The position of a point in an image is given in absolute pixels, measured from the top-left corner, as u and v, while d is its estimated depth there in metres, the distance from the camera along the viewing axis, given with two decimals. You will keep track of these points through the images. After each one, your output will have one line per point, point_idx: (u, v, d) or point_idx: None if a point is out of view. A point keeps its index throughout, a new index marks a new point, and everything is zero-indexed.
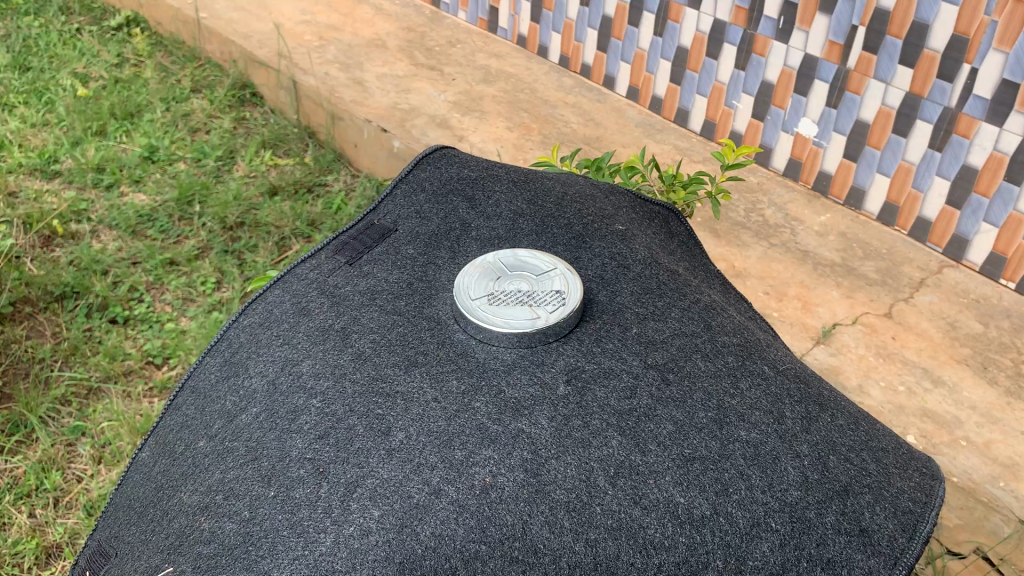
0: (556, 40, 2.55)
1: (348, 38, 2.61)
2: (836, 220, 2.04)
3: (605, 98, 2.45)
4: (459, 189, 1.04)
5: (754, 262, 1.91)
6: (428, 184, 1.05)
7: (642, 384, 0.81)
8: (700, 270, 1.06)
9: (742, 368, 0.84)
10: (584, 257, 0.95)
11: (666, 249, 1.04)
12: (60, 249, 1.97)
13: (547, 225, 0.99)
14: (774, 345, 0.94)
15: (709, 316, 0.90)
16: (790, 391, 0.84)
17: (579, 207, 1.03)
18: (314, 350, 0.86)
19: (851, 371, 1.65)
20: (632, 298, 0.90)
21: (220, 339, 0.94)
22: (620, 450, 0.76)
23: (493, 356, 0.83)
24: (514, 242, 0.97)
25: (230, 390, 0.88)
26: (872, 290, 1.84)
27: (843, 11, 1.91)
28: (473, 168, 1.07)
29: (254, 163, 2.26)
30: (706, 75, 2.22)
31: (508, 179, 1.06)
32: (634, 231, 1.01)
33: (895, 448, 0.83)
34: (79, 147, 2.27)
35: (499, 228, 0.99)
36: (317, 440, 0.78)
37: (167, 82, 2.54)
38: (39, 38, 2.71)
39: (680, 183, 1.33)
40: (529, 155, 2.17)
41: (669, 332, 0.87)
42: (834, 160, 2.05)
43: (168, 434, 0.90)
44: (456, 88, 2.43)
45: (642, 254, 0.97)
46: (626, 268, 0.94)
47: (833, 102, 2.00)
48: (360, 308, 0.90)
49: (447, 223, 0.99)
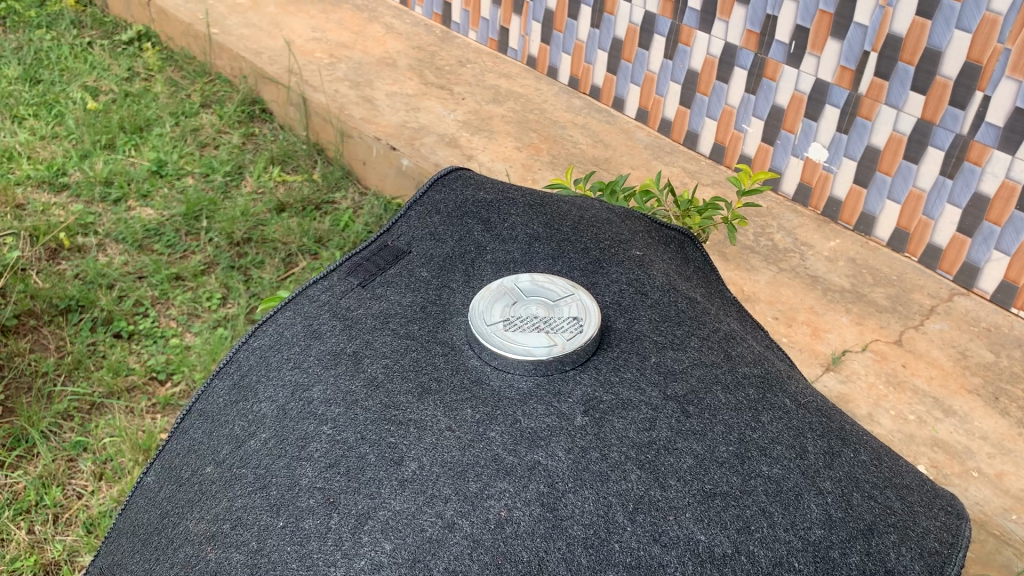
0: (567, 61, 2.55)
1: (359, 56, 2.61)
2: (846, 246, 2.03)
3: (614, 120, 2.45)
4: (474, 212, 1.03)
5: (763, 286, 1.90)
6: (443, 206, 1.04)
7: (661, 416, 0.80)
8: (716, 297, 1.05)
9: (762, 401, 0.83)
10: (601, 283, 0.94)
11: (683, 276, 1.03)
12: (66, 263, 1.97)
13: (563, 250, 0.98)
14: (793, 376, 0.92)
15: (728, 345, 0.89)
16: (812, 425, 0.82)
17: (595, 232, 1.02)
18: (326, 375, 0.85)
19: (861, 399, 1.63)
20: (649, 326, 0.89)
21: (228, 362, 0.93)
22: (638, 485, 0.74)
23: (509, 383, 0.82)
24: (530, 266, 0.96)
25: (239, 414, 0.86)
26: (882, 317, 1.83)
27: (855, 37, 1.90)
28: (488, 190, 1.06)
29: (262, 179, 2.26)
30: (716, 98, 2.22)
31: (524, 202, 1.05)
32: (650, 257, 1.00)
33: (918, 485, 0.81)
34: (87, 160, 2.27)
35: (515, 252, 0.98)
36: (328, 469, 0.77)
37: (177, 97, 2.54)
38: (51, 51, 2.72)
39: (695, 209, 1.32)
40: (538, 176, 2.17)
41: (688, 362, 0.86)
42: (844, 186, 2.04)
43: (174, 458, 0.89)
44: (466, 108, 2.43)
45: (660, 280, 0.95)
46: (644, 295, 0.93)
47: (844, 127, 1.99)
48: (373, 332, 0.88)
49: (462, 245, 0.99)
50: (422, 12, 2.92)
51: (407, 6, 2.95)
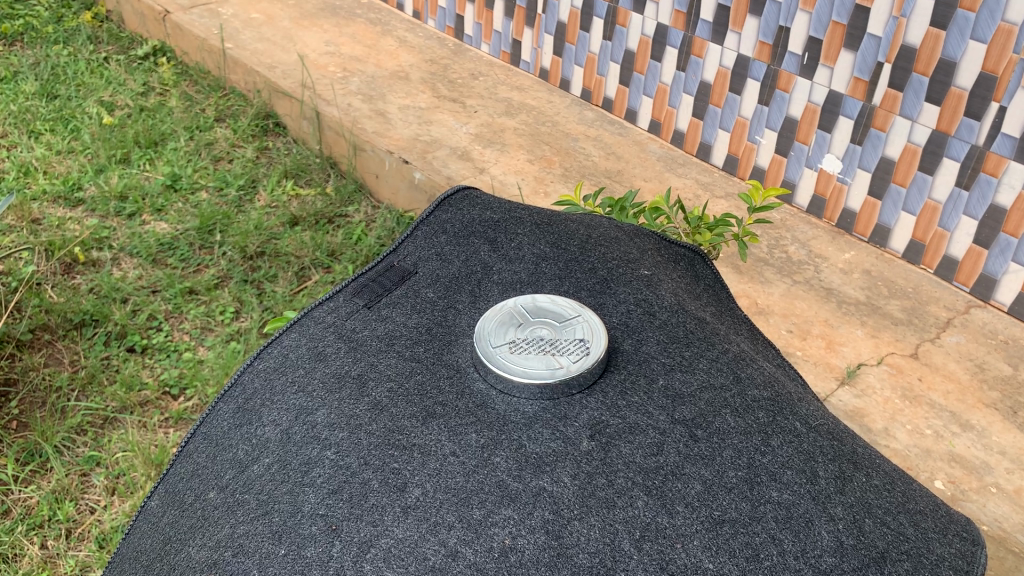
0: (578, 73, 2.55)
1: (372, 69, 2.62)
2: (861, 258, 2.01)
3: (627, 131, 2.44)
4: (481, 232, 1.02)
5: (777, 299, 1.88)
6: (450, 226, 1.03)
7: (669, 441, 0.79)
8: (727, 317, 1.04)
9: (772, 424, 0.81)
10: (609, 303, 0.94)
11: (693, 296, 1.02)
12: (81, 277, 1.98)
13: (570, 270, 0.98)
14: (805, 398, 0.91)
15: (738, 366, 0.88)
16: (823, 448, 0.81)
17: (603, 251, 1.01)
18: (329, 398, 0.84)
19: (876, 414, 1.61)
20: (657, 347, 0.88)
21: (234, 385, 0.93)
22: (645, 512, 0.73)
23: (514, 408, 0.81)
24: (537, 287, 0.96)
25: (242, 438, 0.86)
26: (897, 330, 1.81)
27: (868, 48, 1.90)
28: (495, 210, 1.06)
29: (275, 193, 2.27)
30: (729, 109, 2.21)
31: (531, 221, 1.04)
32: (659, 276, 1.00)
33: (933, 510, 0.80)
34: (102, 175, 2.29)
35: (522, 272, 0.97)
36: (331, 495, 0.76)
37: (191, 112, 2.56)
38: (68, 67, 2.74)
39: (705, 224, 1.31)
40: (551, 189, 2.16)
41: (697, 384, 0.84)
42: (859, 197, 2.03)
43: (178, 482, 0.88)
44: (478, 120, 2.43)
45: (669, 300, 0.94)
46: (652, 316, 0.92)
47: (857, 138, 1.98)
48: (378, 354, 0.88)
49: (468, 265, 0.98)
50: (435, 25, 2.93)
51: (420, 19, 2.96)
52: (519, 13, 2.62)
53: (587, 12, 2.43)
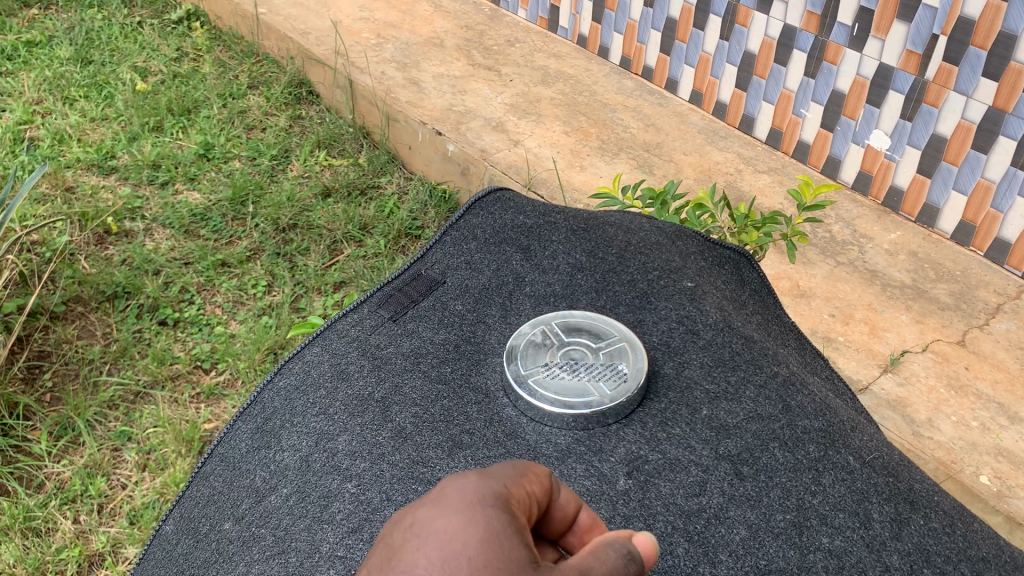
0: (618, 41, 2.48)
1: (406, 36, 2.57)
2: (907, 238, 1.94)
3: (667, 102, 2.37)
4: (512, 238, 1.05)
5: (819, 281, 1.83)
6: (480, 232, 1.06)
7: (712, 480, 0.78)
8: (774, 325, 1.03)
9: (824, 460, 0.80)
10: (648, 320, 0.94)
11: (737, 306, 1.00)
12: (114, 247, 1.97)
13: (607, 282, 0.99)
14: (860, 423, 0.88)
15: (787, 393, 0.86)
16: (877, 487, 0.78)
17: (643, 259, 1.01)
18: (351, 424, 0.84)
19: (920, 404, 1.56)
20: (700, 371, 0.88)
21: (252, 403, 0.93)
22: (686, 560, 0.72)
23: (546, 438, 0.82)
24: (570, 300, 0.97)
25: (261, 464, 0.87)
26: (944, 316, 1.75)
27: (923, 20, 1.81)
28: (529, 215, 1.08)
29: (308, 163, 2.25)
30: (773, 81, 2.14)
31: (566, 227, 1.06)
32: (703, 287, 0.98)
33: (996, 555, 0.77)
34: (135, 143, 2.28)
35: (556, 284, 0.99)
36: (350, 534, 0.76)
37: (225, 78, 2.53)
38: (102, 31, 2.73)
39: (753, 222, 1.25)
40: (587, 163, 2.11)
41: (743, 415, 0.83)
42: (907, 175, 1.96)
43: (194, 507, 0.89)
44: (514, 90, 2.37)
45: (713, 317, 0.93)
46: (695, 335, 0.91)
47: (908, 114, 1.91)
48: (402, 375, 0.89)
49: (499, 276, 1.00)
50: None
51: None
52: None
53: None
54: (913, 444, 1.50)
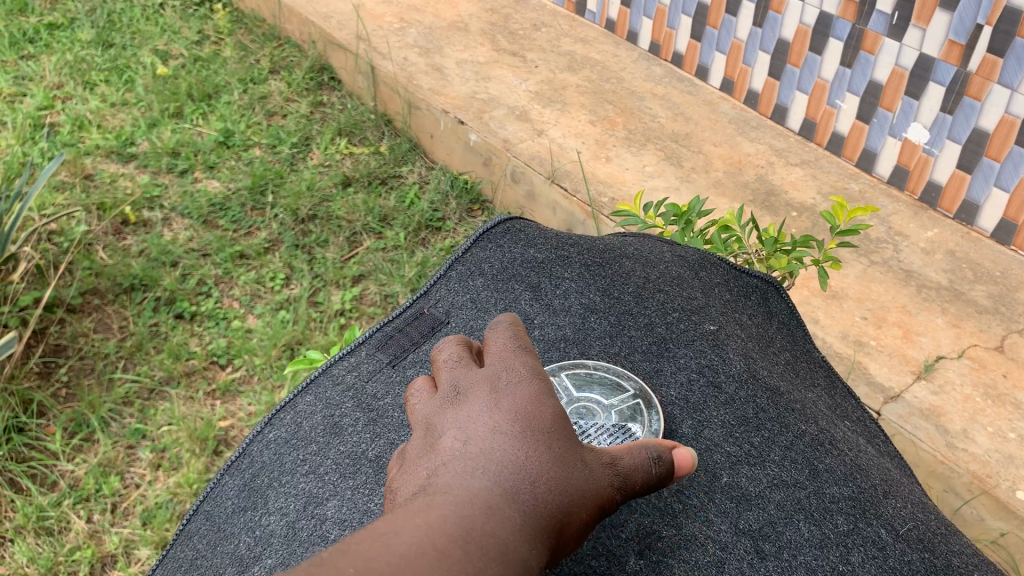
0: (647, 26, 2.41)
1: (430, 20, 2.52)
2: (945, 236, 1.87)
3: (697, 89, 2.30)
4: (523, 276, 1.05)
5: (852, 281, 1.76)
6: (487, 268, 1.07)
7: (732, 557, 0.77)
8: (802, 361, 1.07)
9: (854, 535, 0.81)
10: (666, 370, 0.94)
11: (762, 344, 1.04)
12: (132, 237, 1.95)
13: (623, 326, 0.99)
14: (890, 483, 0.89)
15: (814, 456, 0.87)
16: (911, 564, 0.79)
17: (662, 301, 1.02)
18: (341, 487, 0.84)
19: (955, 414, 1.51)
20: (721, 432, 0.88)
21: (242, 454, 0.95)
22: None
23: None
24: (584, 345, 0.97)
25: (245, 528, 0.87)
26: (981, 319, 1.68)
27: (967, 9, 1.73)
28: (541, 249, 1.09)
29: (328, 151, 2.21)
30: (808, 70, 2.07)
31: (582, 263, 1.06)
32: (725, 330, 1.00)
33: None
34: (155, 130, 2.25)
35: (567, 328, 0.99)
36: None
37: (246, 62, 2.49)
38: (123, 14, 2.70)
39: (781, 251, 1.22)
40: (613, 154, 2.06)
41: (766, 482, 0.83)
42: (946, 171, 1.88)
43: (177, 569, 0.89)
44: (539, 76, 2.31)
45: (736, 367, 0.95)
46: (718, 389, 0.92)
47: (948, 107, 1.83)
48: (397, 431, 0.89)
49: (508, 316, 1.01)
50: None
51: None
52: None
53: None
54: (947, 456, 1.44)
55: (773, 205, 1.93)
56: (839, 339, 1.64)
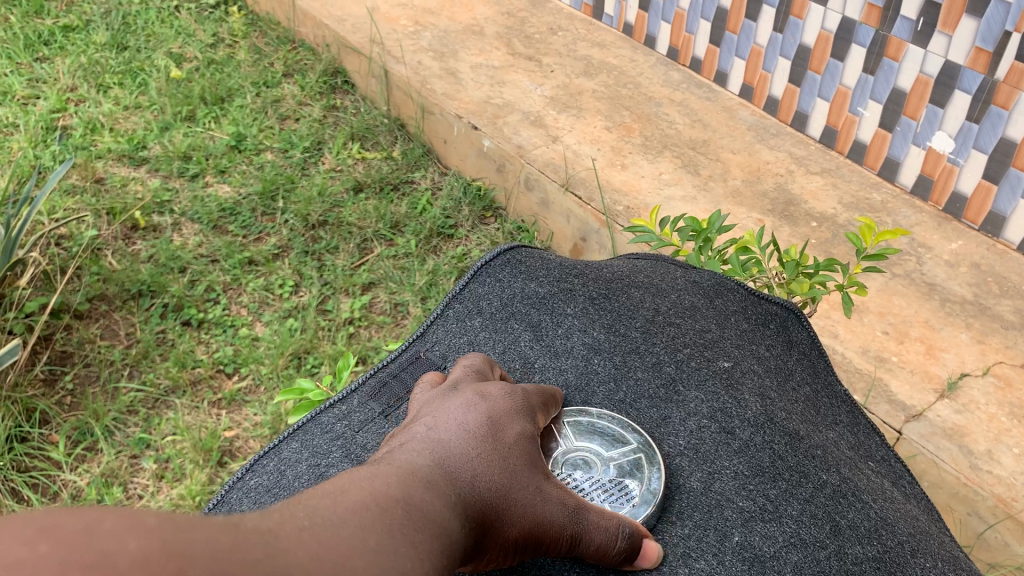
0: (666, 31, 2.36)
1: (445, 23, 2.48)
2: (970, 248, 1.82)
3: (715, 95, 2.25)
4: (523, 316, 1.10)
5: (872, 295, 1.72)
6: (485, 308, 1.12)
7: None
8: (824, 395, 1.07)
9: None
10: (674, 417, 0.96)
11: (781, 379, 1.04)
12: (141, 242, 1.94)
13: (628, 369, 1.02)
14: (933, 548, 0.86)
15: (836, 510, 0.87)
16: None
17: (672, 341, 1.04)
18: None
19: (979, 434, 1.46)
20: (733, 484, 0.89)
21: (221, 501, 0.94)
22: None
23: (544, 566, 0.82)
24: (588, 389, 1.00)
25: None
26: (1007, 335, 1.62)
27: (995, 15, 1.68)
28: (543, 286, 1.13)
29: (341, 156, 2.19)
30: (829, 77, 2.02)
31: (588, 303, 1.10)
32: (738, 367, 1.02)
33: None
34: (167, 133, 2.24)
35: (570, 373, 1.02)
36: None
37: (260, 65, 2.48)
38: (139, 16, 2.69)
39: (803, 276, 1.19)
40: (629, 162, 2.02)
41: (781, 542, 0.84)
42: (972, 181, 1.83)
43: None
44: (554, 81, 2.28)
45: (751, 411, 0.96)
46: (731, 437, 0.93)
47: (974, 115, 1.78)
48: None
49: (507, 360, 1.06)
50: None
51: None
52: None
53: None
54: (971, 479, 1.39)
55: (792, 214, 1.89)
56: (859, 354, 1.60)
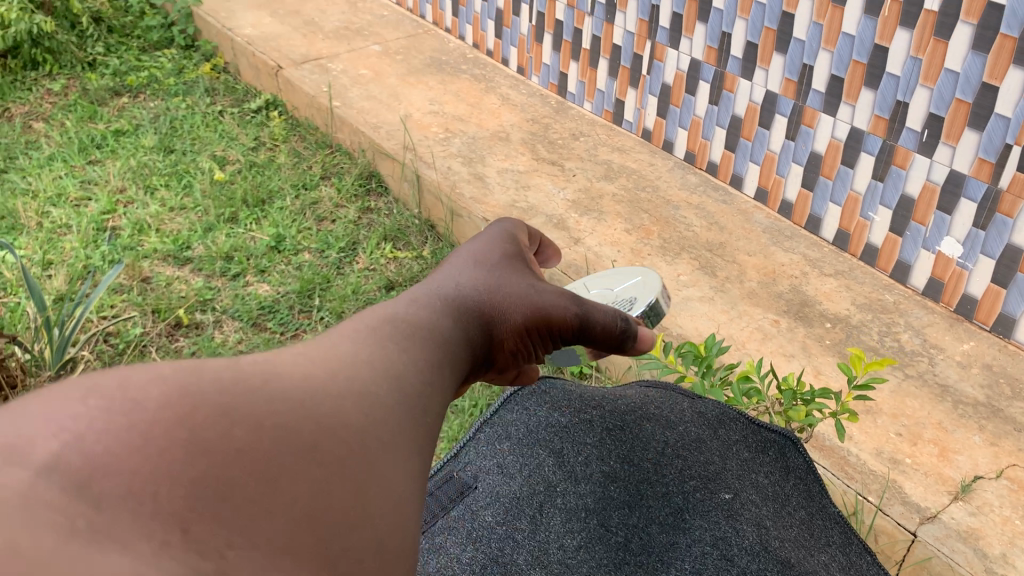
0: (683, 136, 2.44)
1: (473, 130, 2.62)
2: (981, 350, 1.88)
3: (731, 198, 2.34)
4: (546, 441, 1.14)
5: (886, 396, 1.77)
6: (514, 431, 1.16)
7: None
8: (818, 518, 1.10)
9: None
10: (680, 543, 1.00)
11: (777, 506, 1.08)
12: (184, 339, 2.04)
13: (640, 495, 1.05)
14: None
15: None
16: None
17: (679, 467, 1.08)
18: None
19: (993, 537, 1.49)
20: None
21: None
22: None
23: None
24: (603, 516, 1.04)
25: None
26: (1020, 438, 1.66)
27: (996, 129, 1.75)
28: (564, 411, 1.17)
29: (374, 256, 2.30)
30: (840, 183, 2.09)
31: (602, 427, 1.14)
32: (740, 496, 1.05)
33: None
34: (210, 234, 2.36)
35: (587, 497, 1.06)
36: None
37: (298, 168, 2.62)
38: (185, 120, 2.86)
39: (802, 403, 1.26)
40: (648, 263, 2.10)
41: None
42: (981, 284, 1.90)
43: None
44: (577, 185, 2.39)
45: (749, 541, 0.99)
46: (731, 562, 0.96)
47: (981, 223, 1.85)
48: None
49: (530, 483, 1.09)
50: (539, 81, 2.84)
51: (524, 75, 2.88)
52: (624, 72, 2.52)
53: (693, 75, 2.32)
54: None
55: (806, 315, 1.96)
56: (874, 456, 1.64)
